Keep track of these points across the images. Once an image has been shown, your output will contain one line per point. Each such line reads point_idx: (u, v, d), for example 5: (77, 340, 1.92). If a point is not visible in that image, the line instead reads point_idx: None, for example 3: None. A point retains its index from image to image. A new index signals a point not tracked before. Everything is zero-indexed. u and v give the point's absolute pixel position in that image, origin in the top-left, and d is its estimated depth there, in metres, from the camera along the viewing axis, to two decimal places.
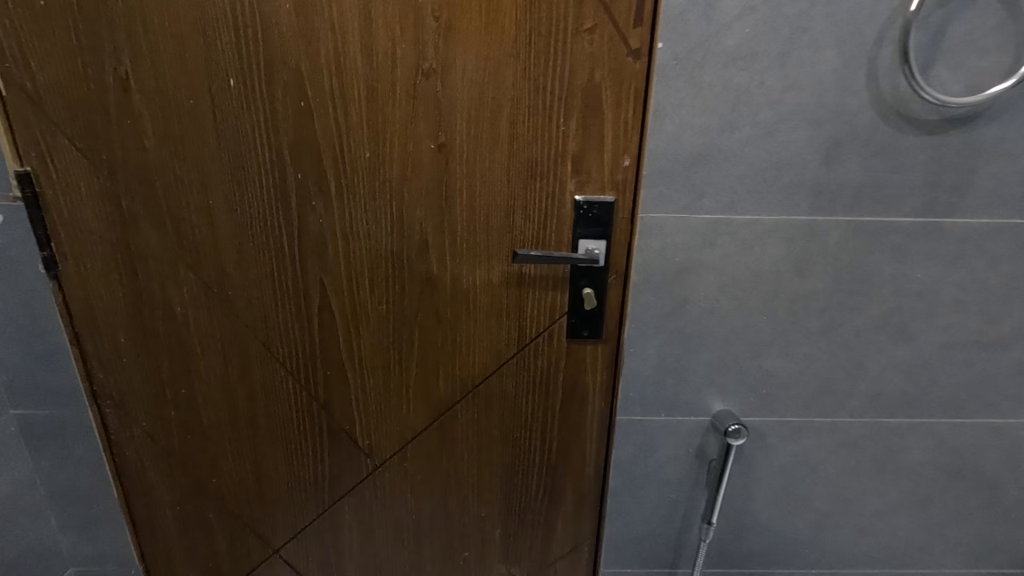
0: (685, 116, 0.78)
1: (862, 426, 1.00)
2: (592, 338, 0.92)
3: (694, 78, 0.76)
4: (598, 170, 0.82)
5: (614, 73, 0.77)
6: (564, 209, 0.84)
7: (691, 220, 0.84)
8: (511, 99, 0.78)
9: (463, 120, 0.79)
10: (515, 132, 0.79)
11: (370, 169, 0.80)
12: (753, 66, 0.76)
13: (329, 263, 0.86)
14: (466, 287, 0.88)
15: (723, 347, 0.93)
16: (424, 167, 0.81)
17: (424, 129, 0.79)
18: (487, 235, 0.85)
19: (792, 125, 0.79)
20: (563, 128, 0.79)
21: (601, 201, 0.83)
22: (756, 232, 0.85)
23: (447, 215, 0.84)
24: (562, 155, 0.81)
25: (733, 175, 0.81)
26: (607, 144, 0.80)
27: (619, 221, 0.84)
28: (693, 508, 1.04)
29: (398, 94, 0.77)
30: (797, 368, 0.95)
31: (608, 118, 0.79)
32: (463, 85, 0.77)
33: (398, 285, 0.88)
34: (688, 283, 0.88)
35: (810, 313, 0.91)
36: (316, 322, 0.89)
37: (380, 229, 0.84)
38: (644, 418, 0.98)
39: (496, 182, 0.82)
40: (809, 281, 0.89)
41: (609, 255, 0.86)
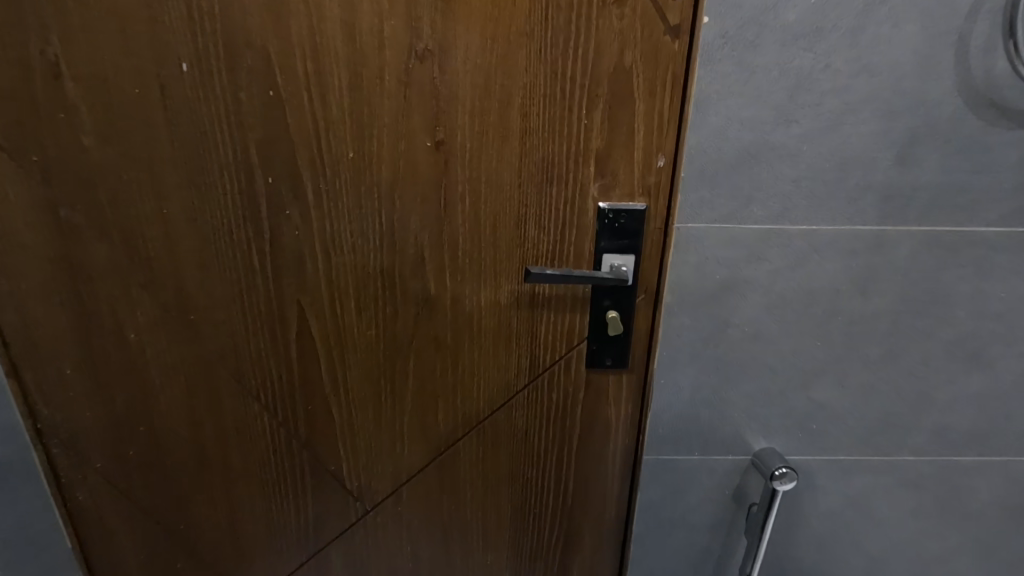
0: (733, 107, 0.64)
1: (925, 464, 0.87)
2: (615, 367, 0.79)
3: (744, 61, 0.63)
4: (626, 172, 0.69)
5: (647, 54, 0.64)
6: (586, 219, 0.71)
7: (735, 230, 0.70)
8: (523, 88, 0.65)
9: (466, 114, 0.66)
10: (527, 127, 0.66)
11: (354, 172, 0.67)
12: (818, 45, 0.62)
13: (308, 283, 0.73)
14: (470, 309, 0.75)
15: (768, 378, 0.80)
16: (420, 169, 0.68)
17: (419, 123, 0.66)
18: (494, 250, 0.72)
19: (862, 117, 0.65)
20: (586, 122, 0.66)
21: (629, 209, 0.70)
22: (811, 244, 0.72)
23: (447, 226, 0.71)
24: (584, 155, 0.68)
25: (787, 177, 0.68)
26: (638, 141, 0.67)
27: (649, 232, 0.71)
28: (729, 555, 0.91)
29: (387, 82, 0.64)
30: (852, 400, 0.82)
31: (639, 109, 0.66)
32: (465, 70, 0.64)
33: (390, 307, 0.75)
34: (729, 304, 0.75)
35: (871, 338, 0.78)
36: (294, 350, 0.77)
37: (367, 243, 0.71)
38: (675, 456, 0.85)
39: (505, 188, 0.69)
40: (872, 302, 0.75)
41: (637, 272, 0.73)
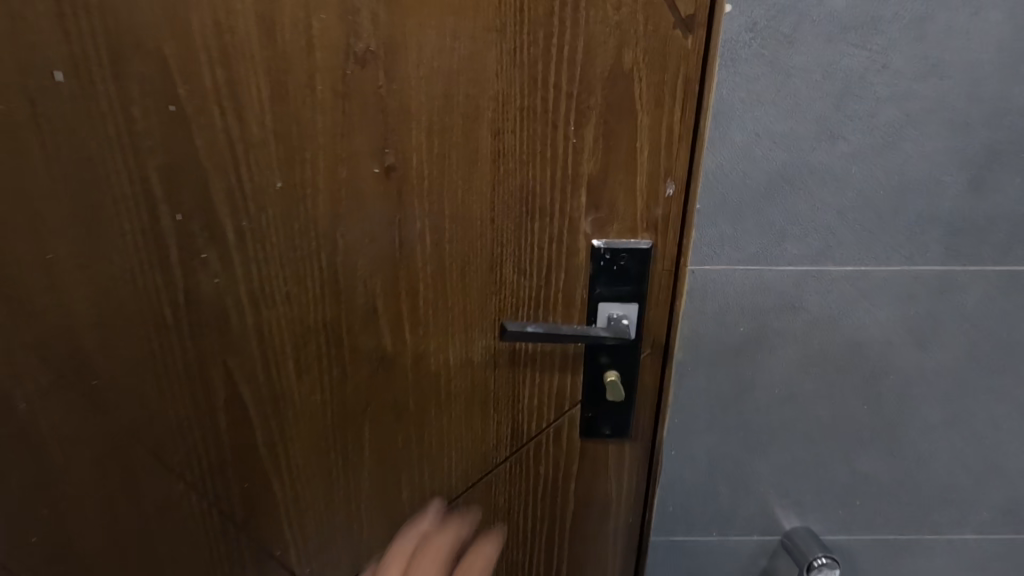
0: (761, 120, 0.51)
1: (992, 544, 0.72)
2: (616, 437, 0.64)
3: (777, 61, 0.49)
4: (626, 203, 0.54)
5: (652, 54, 0.49)
6: (576, 261, 0.57)
7: (763, 273, 0.56)
8: (493, 98, 0.51)
9: (422, 132, 0.52)
10: (500, 148, 0.52)
11: (283, 206, 0.54)
12: (873, 39, 0.48)
13: (235, 340, 0.59)
14: (435, 370, 0.61)
15: (803, 447, 0.65)
16: (366, 201, 0.54)
17: (363, 144, 0.52)
18: (463, 299, 0.58)
19: (927, 131, 0.51)
20: (574, 141, 0.52)
21: (631, 248, 0.55)
22: (860, 288, 0.57)
23: (403, 270, 0.57)
24: (572, 182, 0.54)
25: (830, 207, 0.54)
26: (641, 163, 0.53)
27: (656, 275, 0.57)
28: None
29: (319, 91, 0.50)
30: (907, 473, 0.67)
31: (642, 125, 0.51)
32: (418, 76, 0.50)
33: (336, 369, 0.61)
34: (757, 361, 0.60)
35: (931, 399, 0.63)
36: (223, 420, 0.63)
37: (305, 293, 0.58)
38: (686, 536, 0.71)
39: (474, 224, 0.55)
40: (933, 356, 0.61)
41: (641, 323, 0.58)
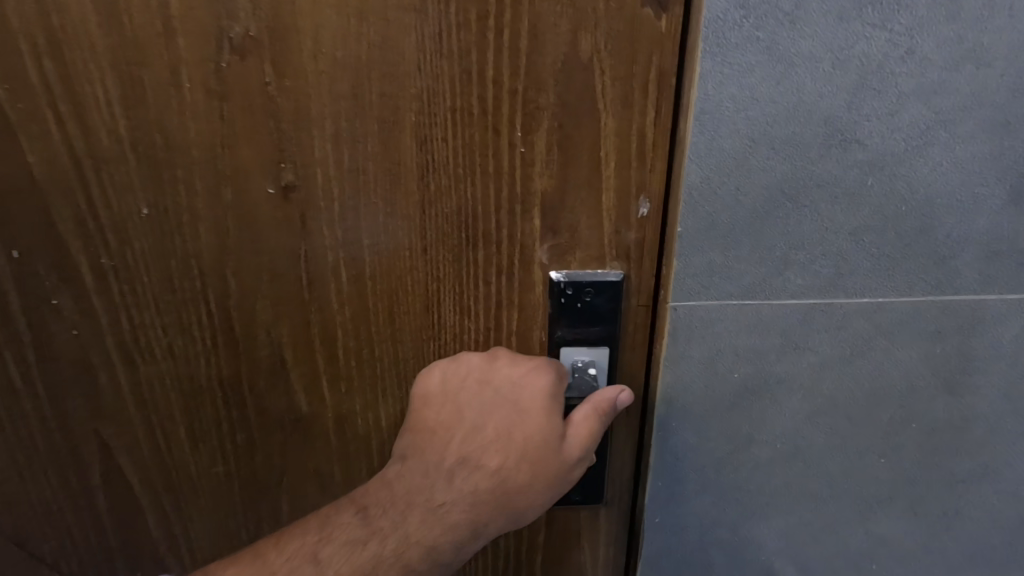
0: (758, 121, 0.40)
1: None
2: (587, 505, 0.55)
3: (777, 45, 0.38)
4: (591, 227, 0.44)
5: (615, 40, 0.39)
6: (531, 297, 0.46)
7: (762, 310, 0.45)
8: (416, 96, 0.39)
9: (327, 141, 0.40)
10: (429, 160, 0.41)
11: (153, 239, 0.42)
12: (897, 17, 0.38)
13: (108, 404, 0.48)
14: (364, 433, 0.50)
15: (811, 510, 0.54)
16: (262, 228, 0.43)
17: (252, 159, 0.41)
18: (394, 346, 0.47)
19: (960, 134, 0.41)
20: (522, 149, 0.41)
21: (597, 281, 0.45)
22: (878, 324, 0.47)
23: (315, 313, 0.46)
24: (522, 201, 0.42)
25: (843, 227, 0.43)
26: (607, 178, 0.42)
27: (631, 312, 0.47)
28: None
29: (188, 91, 0.38)
30: (933, 534, 0.57)
31: (607, 129, 0.41)
32: (317, 70, 0.39)
33: (240, 435, 0.50)
34: (755, 415, 0.49)
35: (961, 451, 0.53)
36: (102, 498, 0.52)
37: (192, 343, 0.46)
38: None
39: (401, 255, 0.44)
40: (963, 402, 0.51)
41: (617, 370, 0.48)
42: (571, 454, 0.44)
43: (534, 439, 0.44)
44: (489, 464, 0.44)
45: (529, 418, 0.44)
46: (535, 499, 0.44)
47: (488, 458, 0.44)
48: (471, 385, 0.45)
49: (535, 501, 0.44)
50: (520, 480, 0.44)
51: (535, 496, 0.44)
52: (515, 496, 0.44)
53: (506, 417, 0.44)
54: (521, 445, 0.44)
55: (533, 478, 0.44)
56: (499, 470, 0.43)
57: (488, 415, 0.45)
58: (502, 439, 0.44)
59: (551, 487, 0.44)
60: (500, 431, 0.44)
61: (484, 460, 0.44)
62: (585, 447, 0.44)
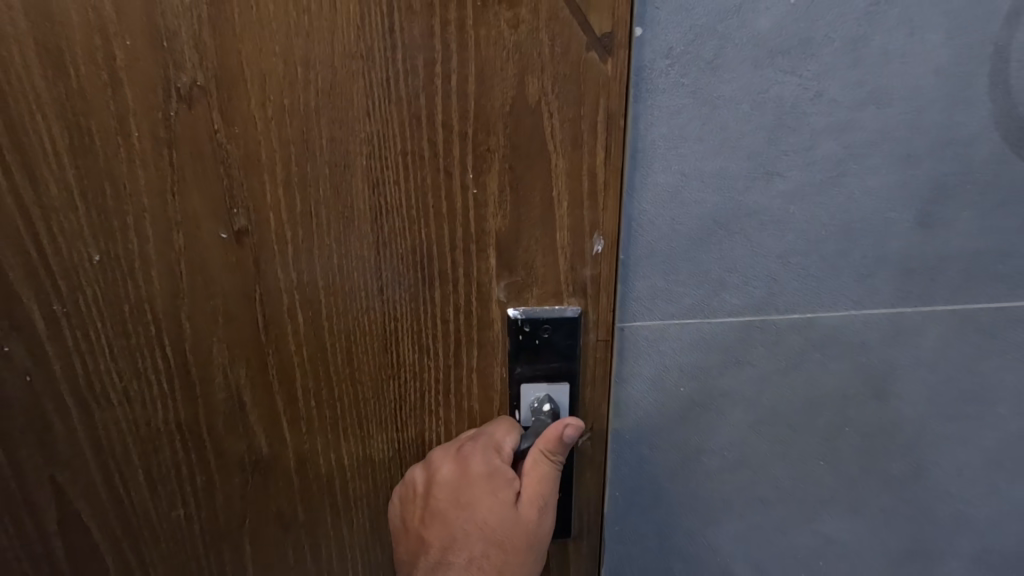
0: (687, 158, 0.43)
1: None
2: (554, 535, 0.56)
3: (701, 90, 0.42)
4: (546, 265, 0.46)
5: (561, 83, 0.40)
6: (490, 335, 0.48)
7: (702, 327, 0.49)
8: (366, 141, 0.42)
9: (278, 186, 0.43)
10: (383, 203, 0.43)
11: (104, 283, 0.45)
12: (805, 64, 0.42)
13: (60, 452, 0.50)
14: (326, 473, 0.52)
15: (761, 516, 0.57)
16: (214, 272, 0.45)
17: (203, 207, 0.43)
18: (353, 382, 0.49)
19: (869, 166, 0.45)
20: (474, 191, 0.43)
21: (554, 317, 0.47)
22: (810, 338, 0.51)
23: (273, 352, 0.48)
24: (476, 240, 0.45)
25: (772, 251, 0.47)
26: (561, 218, 0.44)
27: (590, 347, 0.48)
28: None
29: (137, 138, 0.41)
30: (874, 532, 0.61)
31: (561, 168, 0.43)
32: (265, 117, 0.41)
33: (199, 477, 0.52)
34: (704, 427, 0.52)
35: (895, 451, 0.57)
36: (58, 544, 0.54)
37: (148, 387, 0.48)
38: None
39: (357, 295, 0.46)
40: (893, 407, 0.55)
41: (578, 406, 0.50)
42: (528, 514, 0.48)
43: (490, 524, 0.48)
44: (460, 560, 0.48)
45: (478, 507, 0.48)
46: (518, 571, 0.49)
47: (459, 553, 0.48)
48: (422, 495, 0.50)
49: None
50: (496, 564, 0.48)
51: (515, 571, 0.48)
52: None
53: (458, 514, 0.48)
54: (480, 533, 0.48)
55: (506, 556, 0.48)
56: (474, 562, 0.48)
57: (443, 517, 0.49)
58: (463, 534, 0.48)
59: (525, 559, 0.49)
60: (457, 528, 0.49)
61: (455, 555, 0.48)
62: (538, 493, 0.48)
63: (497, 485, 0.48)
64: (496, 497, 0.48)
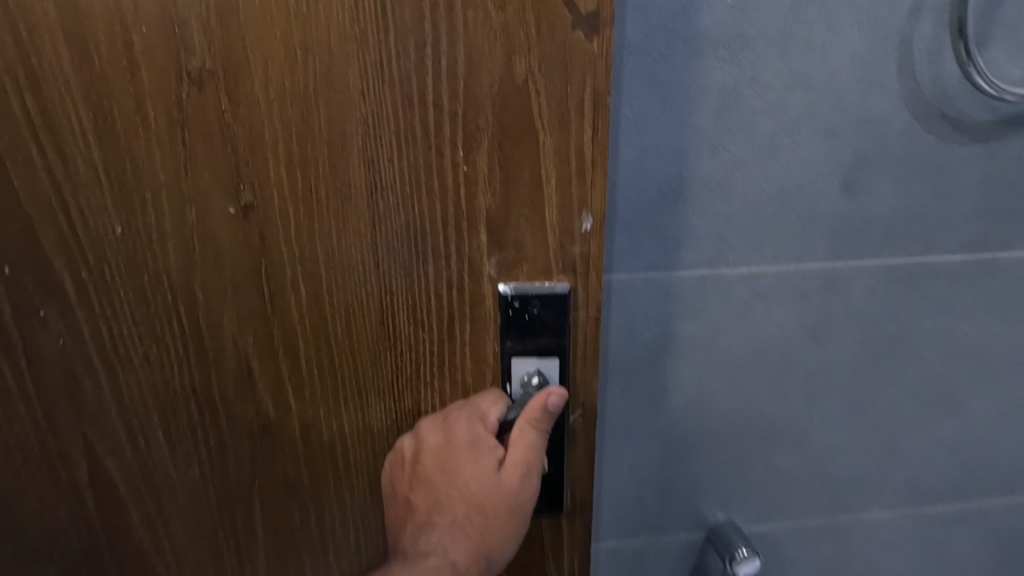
0: (646, 134, 0.52)
1: (899, 521, 0.74)
2: (548, 511, 0.60)
3: (655, 77, 0.50)
4: (536, 242, 0.50)
5: (547, 63, 0.44)
6: (481, 312, 0.52)
7: (663, 280, 0.57)
8: (362, 122, 0.46)
9: (281, 165, 0.47)
10: (377, 180, 0.48)
11: (125, 255, 0.49)
12: (742, 54, 0.50)
13: (89, 410, 0.55)
14: (329, 439, 0.57)
15: (718, 448, 0.67)
16: (222, 244, 0.49)
17: (212, 184, 0.47)
18: (353, 350, 0.53)
19: (800, 140, 0.54)
20: (465, 169, 0.47)
21: (542, 293, 0.52)
22: (756, 290, 0.59)
23: (279, 323, 0.52)
24: (468, 217, 0.49)
25: (720, 214, 0.55)
26: (551, 194, 0.48)
27: (579, 324, 0.54)
28: None
29: (152, 119, 0.45)
30: (819, 464, 0.70)
31: (547, 147, 0.47)
32: (269, 98, 0.45)
33: (212, 440, 0.56)
34: (667, 368, 0.61)
35: (833, 390, 0.66)
36: (90, 498, 0.58)
37: (167, 352, 0.53)
38: (626, 543, 0.71)
39: (355, 270, 0.50)
40: (829, 351, 0.64)
41: (568, 380, 0.55)
42: (510, 478, 0.55)
43: (471, 488, 0.56)
44: (444, 520, 0.56)
45: (461, 473, 0.56)
46: (497, 530, 0.56)
47: (444, 513, 0.56)
48: (410, 461, 0.56)
49: (498, 535, 0.56)
50: (477, 523, 0.56)
51: (494, 530, 0.56)
52: (477, 535, 0.56)
53: (443, 479, 0.56)
54: (462, 496, 0.56)
55: (485, 517, 0.56)
56: (457, 521, 0.56)
57: (430, 482, 0.56)
58: (447, 497, 0.56)
59: (504, 522, 0.56)
60: (442, 492, 0.56)
61: (440, 516, 0.56)
62: (521, 459, 0.54)
63: (479, 451, 0.54)
64: (478, 464, 0.55)
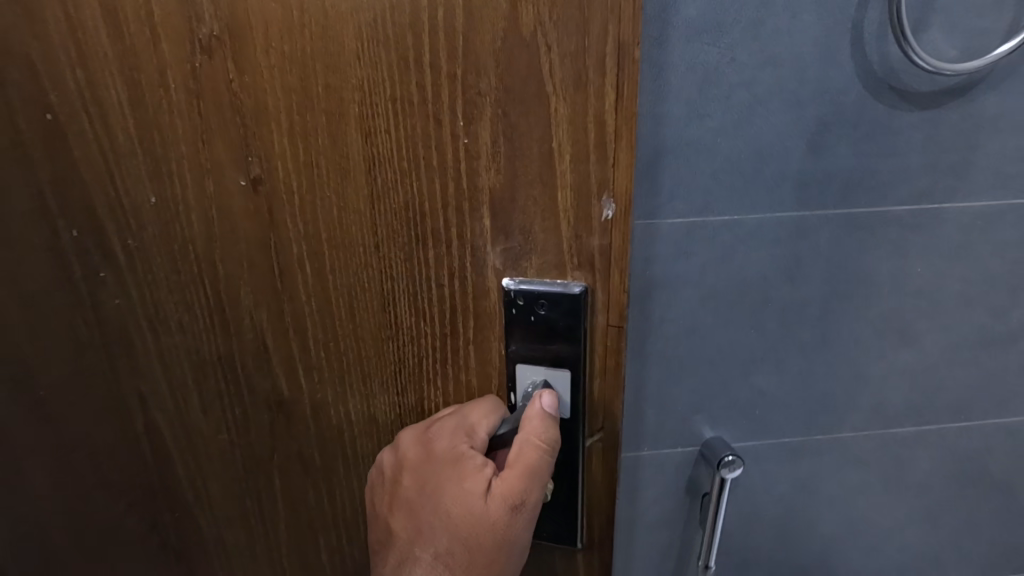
0: (644, 105, 0.63)
1: (863, 441, 0.86)
2: (555, 535, 0.58)
3: (651, 57, 0.61)
4: (546, 231, 0.46)
5: (560, 15, 0.39)
6: (487, 305, 0.49)
7: (659, 227, 0.69)
8: (357, 87, 0.43)
9: (284, 136, 0.45)
10: (375, 153, 0.45)
11: (161, 224, 0.49)
12: (721, 38, 0.61)
13: (142, 368, 0.56)
14: (336, 423, 0.57)
15: (707, 373, 0.78)
16: (238, 217, 0.48)
17: (225, 156, 0.46)
18: (356, 338, 0.52)
19: (772, 108, 0.64)
20: (466, 140, 0.43)
21: (549, 295, 0.48)
22: (737, 235, 0.70)
23: (289, 304, 0.52)
24: (470, 199, 0.45)
25: (706, 171, 0.66)
26: (563, 173, 0.44)
27: (596, 331, 0.49)
28: (689, 543, 0.91)
29: (173, 92, 0.44)
30: (796, 388, 0.81)
31: (560, 111, 0.42)
32: (270, 64, 0.43)
33: (237, 410, 0.57)
34: (662, 301, 0.73)
35: (805, 322, 0.77)
36: (151, 451, 0.60)
37: (196, 320, 0.53)
38: (630, 454, 0.83)
39: (356, 250, 0.48)
40: (801, 288, 0.74)
41: (579, 394, 0.51)
42: (496, 505, 0.50)
43: (454, 516, 0.51)
44: (426, 555, 0.52)
45: (444, 498, 0.52)
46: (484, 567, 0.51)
47: (426, 545, 0.52)
48: (391, 476, 0.55)
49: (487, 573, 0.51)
50: (462, 557, 0.51)
51: (481, 566, 0.51)
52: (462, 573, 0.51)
53: (424, 503, 0.53)
54: (444, 527, 0.51)
55: (470, 552, 0.51)
56: (440, 556, 0.51)
57: (412, 505, 0.53)
58: (429, 528, 0.52)
59: (491, 557, 0.51)
60: (424, 520, 0.53)
61: (421, 549, 0.52)
62: (510, 483, 0.50)
63: (462, 468, 0.51)
64: (463, 486, 0.51)
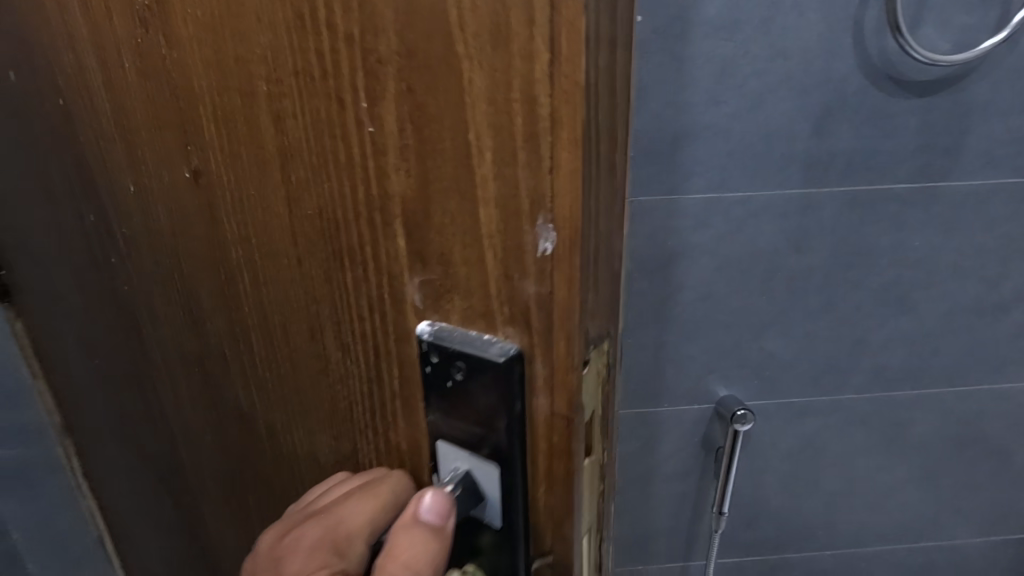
0: (668, 94, 0.76)
1: (866, 402, 0.95)
2: None
3: (677, 52, 0.74)
4: (467, 263, 0.24)
5: None
6: (408, 354, 0.28)
7: (680, 200, 0.81)
8: (261, 58, 0.25)
9: (211, 120, 0.29)
10: (286, 144, 0.26)
11: (147, 221, 0.38)
12: (737, 34, 0.73)
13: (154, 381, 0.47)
14: (293, 472, 0.39)
15: (721, 333, 0.90)
16: (191, 215, 0.34)
17: (172, 137, 0.32)
18: (295, 383, 0.34)
19: (780, 96, 0.75)
20: (369, 129, 0.23)
21: (469, 354, 0.26)
22: (749, 209, 0.82)
23: (236, 322, 0.36)
24: (377, 211, 0.25)
25: (722, 151, 0.78)
26: (483, 181, 0.22)
27: (535, 426, 0.26)
28: (703, 497, 1.04)
29: (126, 67, 0.32)
30: (803, 349, 0.91)
31: (477, 83, 0.21)
32: (192, 37, 0.27)
33: (214, 427, 0.44)
34: (682, 266, 0.85)
35: (810, 290, 0.87)
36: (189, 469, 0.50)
37: (179, 326, 0.41)
38: (648, 408, 0.96)
39: (280, 264, 0.30)
40: (807, 259, 0.85)
41: (515, 521, 0.29)
42: None
43: None
44: None
45: None
46: None
47: None
48: None
49: None
50: None
51: None
52: None
53: None
54: None
55: None
56: None
57: None
58: None
59: None
60: None
61: None
62: None
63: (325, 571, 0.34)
64: None
